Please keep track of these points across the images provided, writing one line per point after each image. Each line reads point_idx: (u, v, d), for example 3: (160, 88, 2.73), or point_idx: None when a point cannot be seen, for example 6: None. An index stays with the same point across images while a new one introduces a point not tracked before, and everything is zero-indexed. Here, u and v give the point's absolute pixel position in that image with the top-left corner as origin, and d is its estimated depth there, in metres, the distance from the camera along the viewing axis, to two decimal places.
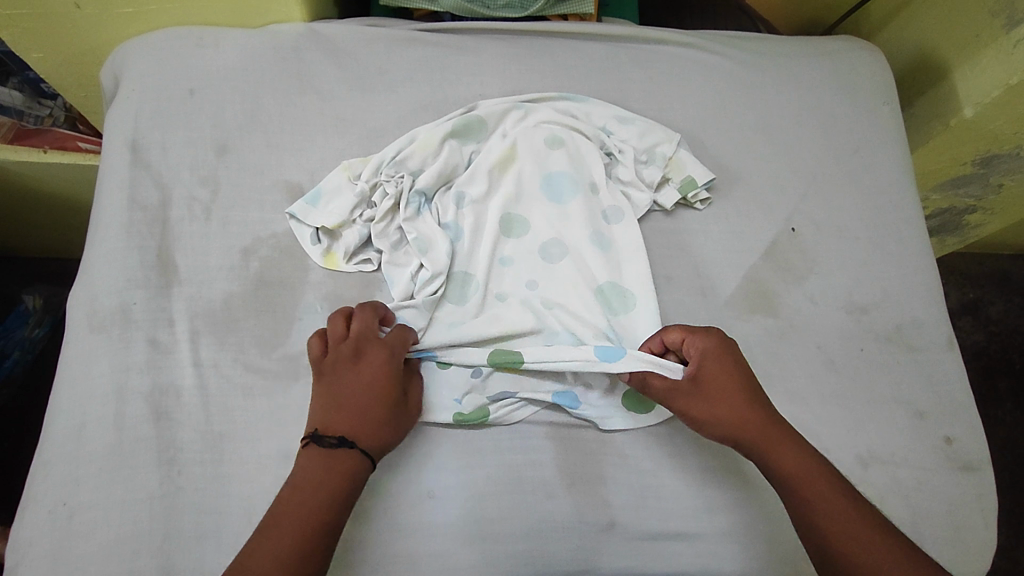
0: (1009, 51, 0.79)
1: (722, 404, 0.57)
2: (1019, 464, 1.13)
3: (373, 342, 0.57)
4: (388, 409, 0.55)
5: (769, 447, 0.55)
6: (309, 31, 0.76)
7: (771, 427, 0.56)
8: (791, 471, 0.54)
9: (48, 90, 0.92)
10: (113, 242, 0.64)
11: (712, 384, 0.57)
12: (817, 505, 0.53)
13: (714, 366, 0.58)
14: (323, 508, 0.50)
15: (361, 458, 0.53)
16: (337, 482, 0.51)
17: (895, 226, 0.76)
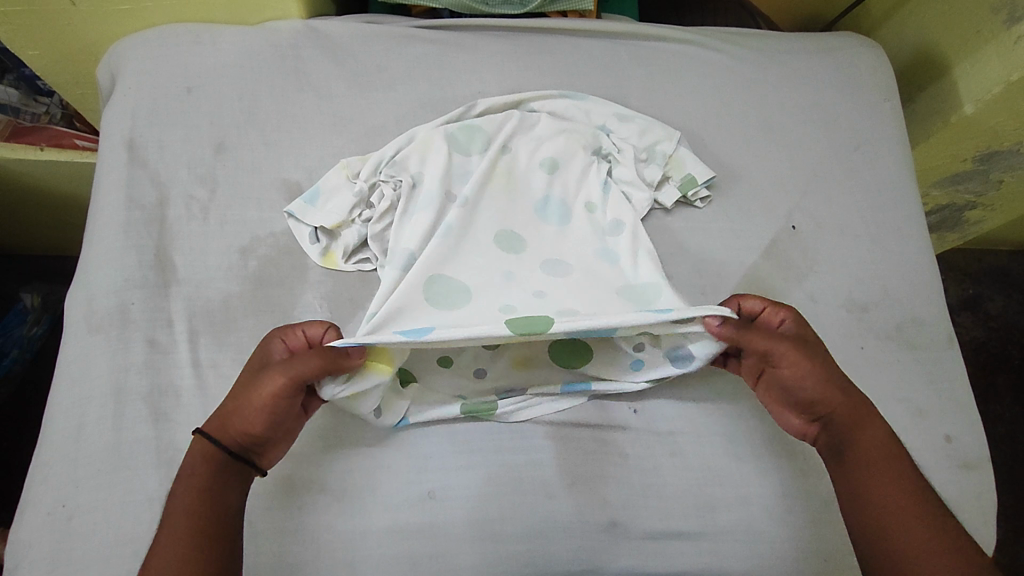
0: (1009, 49, 0.78)
1: (826, 366, 0.58)
2: (1018, 460, 1.13)
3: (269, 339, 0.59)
4: (242, 389, 0.54)
5: (855, 423, 0.57)
6: (306, 29, 0.76)
7: (860, 407, 0.57)
8: (877, 443, 0.56)
9: (45, 88, 0.93)
10: (111, 242, 0.64)
11: (816, 350, 0.59)
12: (892, 477, 0.54)
13: (815, 339, 0.60)
14: (178, 510, 0.50)
15: (201, 439, 0.53)
16: (185, 481, 0.52)
17: (895, 223, 0.76)
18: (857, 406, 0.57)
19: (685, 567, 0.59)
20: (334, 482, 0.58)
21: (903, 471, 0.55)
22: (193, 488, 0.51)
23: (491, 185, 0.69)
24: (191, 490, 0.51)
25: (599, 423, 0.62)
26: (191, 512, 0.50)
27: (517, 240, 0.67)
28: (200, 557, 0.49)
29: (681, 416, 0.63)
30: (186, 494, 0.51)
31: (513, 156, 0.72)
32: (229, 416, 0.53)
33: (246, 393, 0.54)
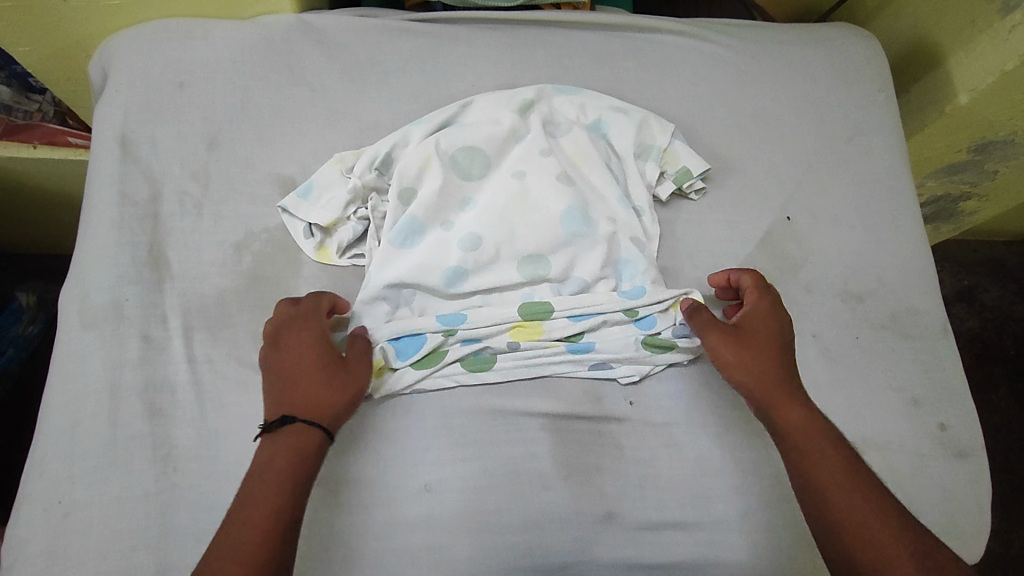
0: (1003, 37, 0.78)
1: (762, 347, 0.60)
2: (1013, 450, 1.13)
3: (276, 329, 0.58)
4: (319, 372, 0.55)
5: (777, 408, 0.58)
6: (299, 23, 0.76)
7: (783, 387, 0.58)
8: (794, 428, 0.57)
9: (37, 86, 0.92)
10: (104, 238, 0.64)
11: (750, 330, 0.61)
12: (817, 460, 0.55)
13: (755, 320, 0.62)
14: (257, 510, 0.50)
15: (309, 427, 0.53)
16: (266, 479, 0.51)
17: (890, 213, 0.76)
18: (782, 387, 0.58)
19: (681, 557, 0.59)
20: (331, 475, 0.57)
21: (827, 452, 0.55)
22: (275, 485, 0.51)
23: (491, 203, 0.67)
24: (271, 488, 0.51)
25: (594, 415, 0.62)
26: (274, 512, 0.50)
27: (536, 258, 0.66)
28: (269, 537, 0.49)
29: (676, 407, 0.64)
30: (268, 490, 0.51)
31: (522, 168, 0.69)
32: (330, 398, 0.55)
33: (333, 373, 0.56)
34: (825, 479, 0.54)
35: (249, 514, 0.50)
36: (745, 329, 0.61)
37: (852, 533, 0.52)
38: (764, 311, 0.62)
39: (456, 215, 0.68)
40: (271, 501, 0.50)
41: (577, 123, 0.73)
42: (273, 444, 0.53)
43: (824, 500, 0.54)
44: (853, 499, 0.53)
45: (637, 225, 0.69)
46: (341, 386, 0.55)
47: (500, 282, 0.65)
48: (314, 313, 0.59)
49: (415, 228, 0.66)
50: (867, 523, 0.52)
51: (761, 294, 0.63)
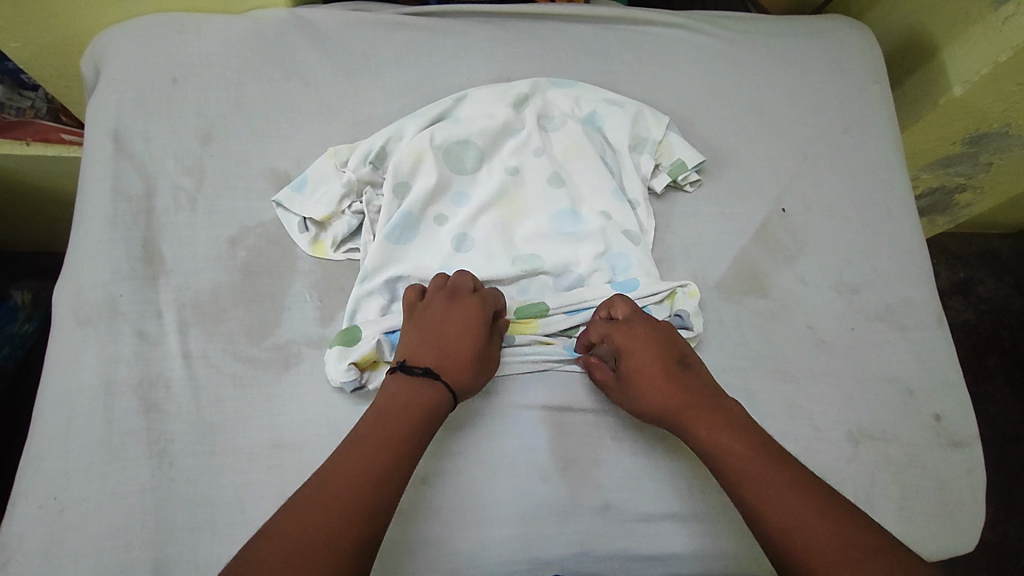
0: (995, 29, 0.79)
1: (648, 391, 0.58)
2: (1008, 441, 1.14)
3: (450, 290, 0.60)
4: (473, 350, 0.58)
5: (690, 430, 0.56)
6: (293, 17, 0.76)
7: (689, 409, 0.56)
8: (710, 442, 0.55)
9: (30, 82, 0.91)
10: (98, 234, 0.64)
11: (633, 373, 0.59)
12: (740, 470, 0.53)
13: (632, 359, 0.59)
14: (346, 490, 0.48)
15: (445, 390, 0.55)
16: (366, 462, 0.50)
17: (884, 205, 0.76)
18: (687, 409, 0.56)
19: (678, 549, 0.59)
20: None
21: (746, 459, 0.53)
22: (373, 475, 0.49)
23: (484, 198, 0.67)
24: (366, 476, 0.49)
25: (591, 407, 0.62)
26: (374, 481, 0.49)
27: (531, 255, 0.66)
28: (359, 505, 0.48)
29: None
30: (361, 475, 0.49)
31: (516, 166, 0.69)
32: (467, 377, 0.57)
33: (481, 355, 0.58)
34: (750, 488, 0.52)
35: (339, 489, 0.48)
36: (627, 376, 0.59)
37: (781, 540, 0.50)
38: (628, 347, 0.59)
39: (449, 209, 0.68)
40: (362, 489, 0.49)
41: (573, 118, 0.73)
42: (397, 415, 0.53)
43: (752, 509, 0.52)
44: (776, 503, 0.51)
45: (632, 219, 0.69)
46: (479, 373, 0.58)
47: (496, 275, 0.64)
48: (483, 295, 0.61)
49: (410, 223, 0.66)
50: (794, 527, 0.49)
51: (618, 329, 0.60)
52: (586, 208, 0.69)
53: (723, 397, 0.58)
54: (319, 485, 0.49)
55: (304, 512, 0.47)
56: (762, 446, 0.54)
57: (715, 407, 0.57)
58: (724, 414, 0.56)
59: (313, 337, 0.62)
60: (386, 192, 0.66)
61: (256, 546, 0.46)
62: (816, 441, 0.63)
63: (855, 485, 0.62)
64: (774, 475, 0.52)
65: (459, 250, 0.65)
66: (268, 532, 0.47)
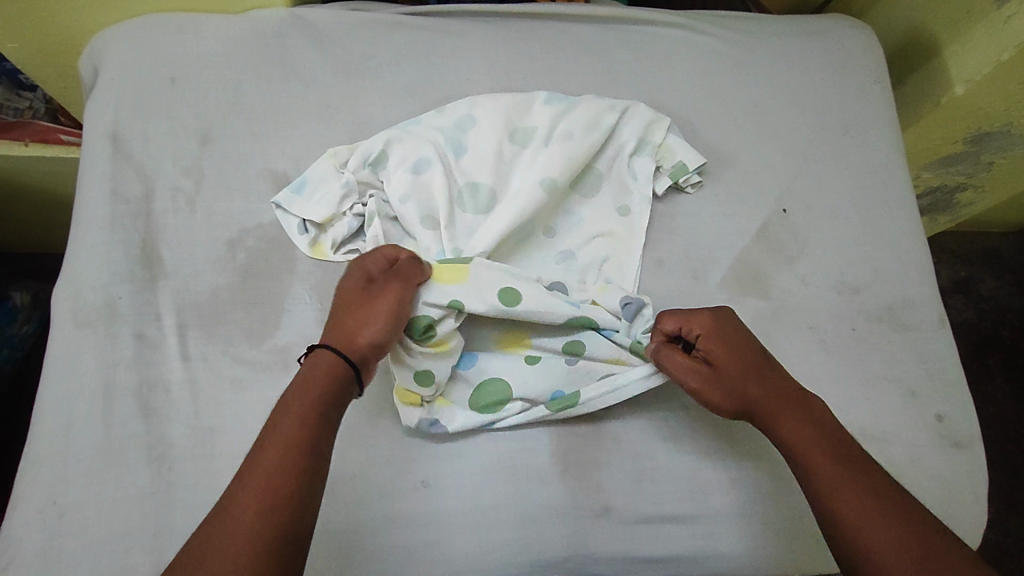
0: (998, 29, 0.79)
1: (728, 380, 0.57)
2: (1009, 440, 1.14)
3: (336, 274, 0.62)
4: (346, 303, 0.57)
5: (774, 422, 0.56)
6: (292, 18, 0.75)
7: (777, 401, 0.56)
8: (790, 435, 0.55)
9: (28, 82, 0.92)
10: (96, 236, 0.63)
11: (720, 363, 0.58)
12: (824, 467, 0.53)
13: (719, 349, 0.58)
14: (255, 483, 0.48)
15: (323, 349, 0.54)
16: (272, 452, 0.49)
17: (886, 205, 0.75)
18: (768, 401, 0.57)
19: (679, 551, 0.58)
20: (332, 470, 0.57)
21: (826, 457, 0.53)
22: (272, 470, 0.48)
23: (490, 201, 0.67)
24: (267, 472, 0.48)
25: (592, 409, 0.62)
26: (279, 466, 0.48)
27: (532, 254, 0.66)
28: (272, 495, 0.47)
29: (672, 400, 0.63)
30: (267, 466, 0.48)
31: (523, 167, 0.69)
32: (350, 324, 0.55)
33: (361, 301, 0.56)
34: (829, 482, 0.52)
35: (242, 495, 0.47)
36: (713, 365, 0.58)
37: (856, 536, 0.50)
38: (714, 335, 0.59)
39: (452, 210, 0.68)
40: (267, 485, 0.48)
41: (586, 121, 0.71)
42: (289, 402, 0.52)
43: (826, 501, 0.52)
44: (855, 500, 0.51)
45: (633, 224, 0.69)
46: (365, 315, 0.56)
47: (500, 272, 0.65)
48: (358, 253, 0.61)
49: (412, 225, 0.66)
50: (869, 523, 0.50)
51: (704, 318, 0.60)
52: (598, 222, 0.69)
53: (803, 393, 0.58)
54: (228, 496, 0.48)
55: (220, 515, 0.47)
56: (843, 446, 0.55)
57: (797, 402, 0.57)
58: (806, 410, 0.56)
59: (313, 340, 0.62)
60: (394, 202, 0.66)
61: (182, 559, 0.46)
62: None
63: None
64: (851, 473, 0.52)
65: (464, 255, 0.65)
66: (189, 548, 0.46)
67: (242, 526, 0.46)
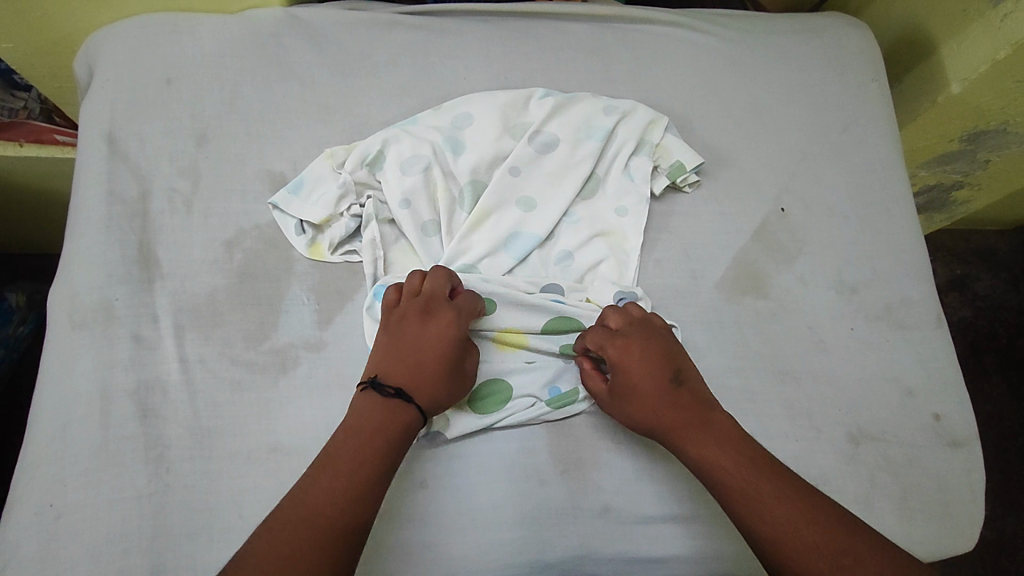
0: (994, 26, 0.78)
1: (638, 408, 0.57)
2: (1005, 438, 1.14)
3: (427, 301, 0.59)
4: (444, 370, 0.57)
5: (683, 443, 0.56)
6: (288, 17, 0.75)
7: (685, 423, 0.56)
8: (702, 460, 0.55)
9: (23, 82, 0.91)
10: (92, 237, 0.63)
11: (626, 388, 0.58)
12: (736, 483, 0.53)
13: (624, 374, 0.58)
14: (367, 447, 0.52)
15: (414, 413, 0.55)
16: (385, 425, 0.53)
17: (883, 203, 0.76)
18: (676, 426, 0.56)
19: (679, 550, 0.58)
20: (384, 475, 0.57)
21: (739, 476, 0.53)
22: (345, 496, 0.50)
23: (487, 197, 0.67)
24: (338, 495, 0.50)
25: (591, 409, 0.62)
26: (388, 442, 0.53)
27: (527, 250, 0.66)
28: (381, 456, 0.52)
29: None
30: (384, 433, 0.53)
31: (518, 165, 0.69)
32: (439, 397, 0.56)
33: (455, 377, 0.57)
34: (740, 501, 0.52)
35: (311, 513, 0.48)
36: (619, 390, 0.58)
37: (772, 554, 0.50)
38: (622, 361, 0.59)
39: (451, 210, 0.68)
40: (339, 510, 0.49)
41: (581, 125, 0.71)
42: (371, 434, 0.53)
43: (741, 522, 0.52)
44: (767, 517, 0.51)
45: (631, 223, 0.69)
46: (451, 394, 0.57)
47: (496, 269, 0.65)
48: (463, 313, 0.59)
49: (411, 226, 0.65)
50: (783, 540, 0.50)
51: (613, 342, 0.59)
52: (596, 224, 0.69)
53: (711, 407, 0.57)
54: (325, 466, 0.51)
55: (330, 462, 0.51)
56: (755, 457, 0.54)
57: (703, 421, 0.56)
58: (716, 429, 0.55)
59: (311, 341, 0.62)
60: (392, 204, 0.66)
61: (297, 492, 0.50)
62: (817, 442, 0.63)
63: (855, 485, 0.62)
64: (764, 488, 0.52)
65: (461, 253, 0.65)
66: (245, 550, 0.47)
67: (304, 549, 0.47)
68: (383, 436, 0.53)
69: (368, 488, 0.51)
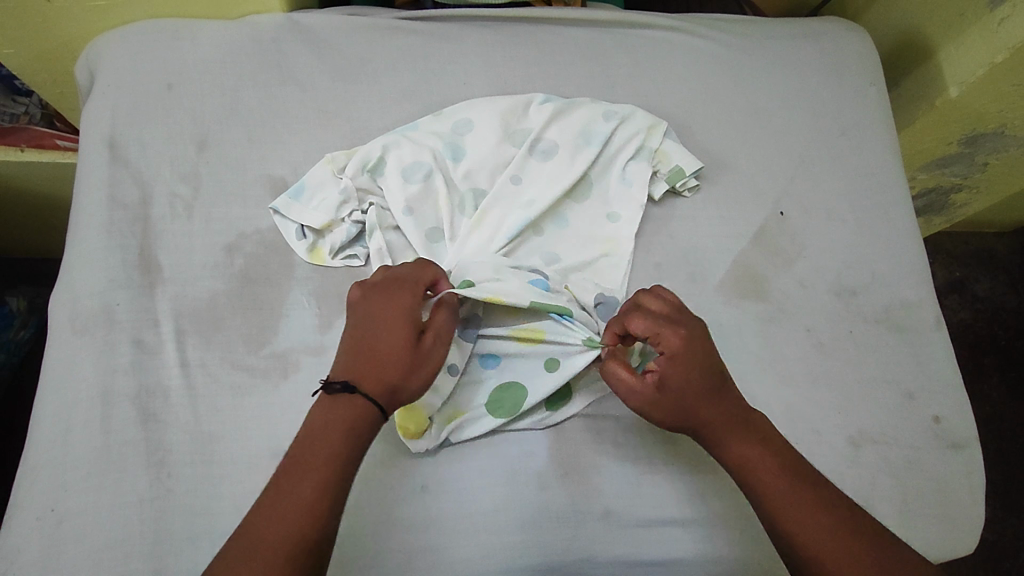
0: (991, 30, 0.79)
1: (687, 403, 0.55)
2: (1005, 440, 1.14)
3: (371, 285, 0.56)
4: (394, 350, 0.53)
5: (723, 441, 0.55)
6: (288, 23, 0.75)
7: (731, 422, 0.55)
8: (738, 459, 0.55)
9: (24, 89, 0.90)
10: (93, 243, 0.63)
11: (676, 383, 0.55)
12: (774, 484, 0.53)
13: (679, 368, 0.55)
14: (321, 447, 0.51)
15: (364, 404, 0.52)
16: (336, 422, 0.52)
17: (882, 206, 0.76)
18: (720, 424, 0.55)
19: (680, 553, 0.59)
20: (382, 480, 0.57)
21: (773, 476, 0.54)
22: (312, 505, 0.50)
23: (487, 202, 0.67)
24: (297, 502, 0.49)
25: (592, 413, 0.62)
26: (342, 438, 0.52)
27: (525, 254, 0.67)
28: (336, 454, 0.51)
29: None
30: (337, 430, 0.52)
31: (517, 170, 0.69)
32: (392, 381, 0.53)
33: (417, 355, 0.54)
34: (774, 501, 0.53)
35: (279, 524, 0.49)
36: (668, 384, 0.55)
37: (801, 554, 0.51)
38: (679, 353, 0.55)
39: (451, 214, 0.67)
40: (308, 521, 0.49)
41: (580, 131, 0.72)
42: (325, 434, 0.52)
43: (770, 520, 0.53)
44: (799, 518, 0.52)
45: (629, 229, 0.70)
46: (410, 374, 0.54)
47: None
48: (406, 288, 0.56)
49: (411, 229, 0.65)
50: (814, 541, 0.51)
51: (669, 331, 0.55)
52: (586, 232, 0.70)
53: (747, 411, 0.56)
54: (284, 473, 0.51)
55: (289, 468, 0.51)
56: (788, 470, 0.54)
57: (745, 420, 0.55)
58: (756, 429, 0.55)
59: (312, 345, 0.62)
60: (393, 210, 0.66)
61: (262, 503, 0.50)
62: (817, 445, 0.63)
63: (856, 489, 0.62)
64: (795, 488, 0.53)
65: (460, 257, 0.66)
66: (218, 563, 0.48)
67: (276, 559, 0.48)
68: (336, 433, 0.52)
69: (334, 493, 0.51)
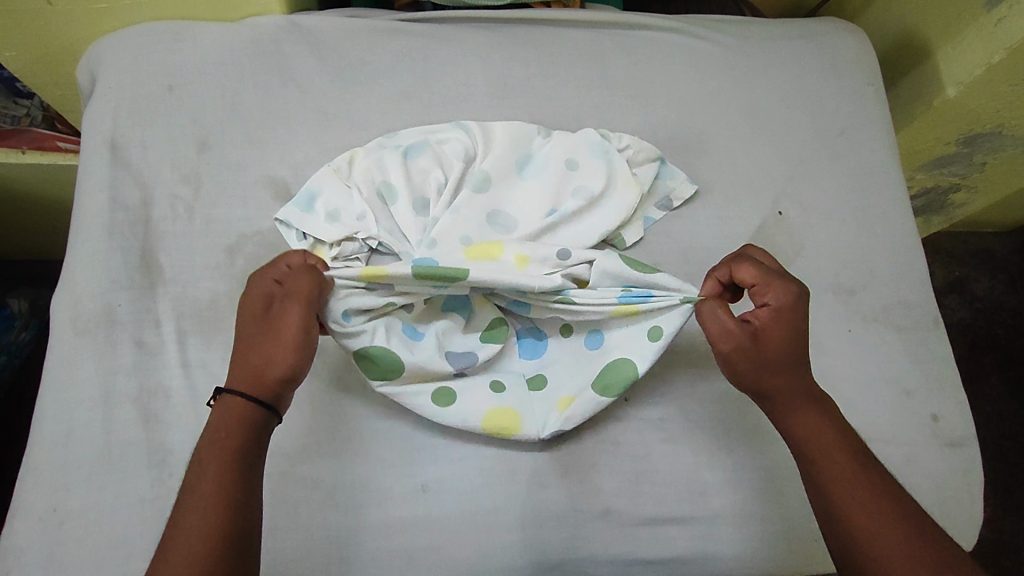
0: (988, 30, 0.79)
1: (775, 360, 0.54)
2: (1005, 439, 1.15)
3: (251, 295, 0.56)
4: (253, 340, 0.52)
5: (789, 414, 0.55)
6: (288, 24, 0.75)
7: (802, 394, 0.55)
8: (799, 432, 0.54)
9: (25, 90, 0.92)
10: (95, 244, 0.64)
11: (770, 337, 0.55)
12: (833, 462, 0.52)
13: (777, 324, 0.55)
14: (219, 444, 0.49)
15: (233, 399, 0.50)
16: (224, 417, 0.50)
17: (880, 206, 0.76)
18: (794, 393, 0.54)
19: (678, 551, 0.59)
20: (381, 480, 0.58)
21: (829, 454, 0.52)
22: (215, 497, 0.47)
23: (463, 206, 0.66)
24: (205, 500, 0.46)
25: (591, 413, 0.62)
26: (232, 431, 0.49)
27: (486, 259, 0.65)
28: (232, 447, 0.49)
29: (671, 402, 0.63)
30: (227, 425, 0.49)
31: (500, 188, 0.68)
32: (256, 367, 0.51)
33: (266, 329, 0.52)
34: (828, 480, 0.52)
35: (190, 525, 0.45)
36: (763, 335, 0.55)
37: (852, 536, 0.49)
38: (781, 308, 0.55)
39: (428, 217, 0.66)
40: (218, 514, 0.46)
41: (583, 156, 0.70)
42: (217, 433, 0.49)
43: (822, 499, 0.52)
44: (853, 500, 0.50)
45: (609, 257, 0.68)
46: (272, 355, 0.51)
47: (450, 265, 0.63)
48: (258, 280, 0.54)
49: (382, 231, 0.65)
50: (866, 523, 0.49)
51: (781, 286, 0.56)
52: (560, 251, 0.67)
53: (820, 388, 0.56)
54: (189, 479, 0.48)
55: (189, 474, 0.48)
56: (851, 446, 0.53)
57: (815, 397, 0.55)
58: (821, 408, 0.55)
59: None
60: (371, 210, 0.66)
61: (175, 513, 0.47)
62: None
63: None
64: (848, 470, 0.52)
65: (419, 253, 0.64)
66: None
67: (204, 559, 0.45)
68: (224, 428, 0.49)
69: (234, 480, 0.48)
